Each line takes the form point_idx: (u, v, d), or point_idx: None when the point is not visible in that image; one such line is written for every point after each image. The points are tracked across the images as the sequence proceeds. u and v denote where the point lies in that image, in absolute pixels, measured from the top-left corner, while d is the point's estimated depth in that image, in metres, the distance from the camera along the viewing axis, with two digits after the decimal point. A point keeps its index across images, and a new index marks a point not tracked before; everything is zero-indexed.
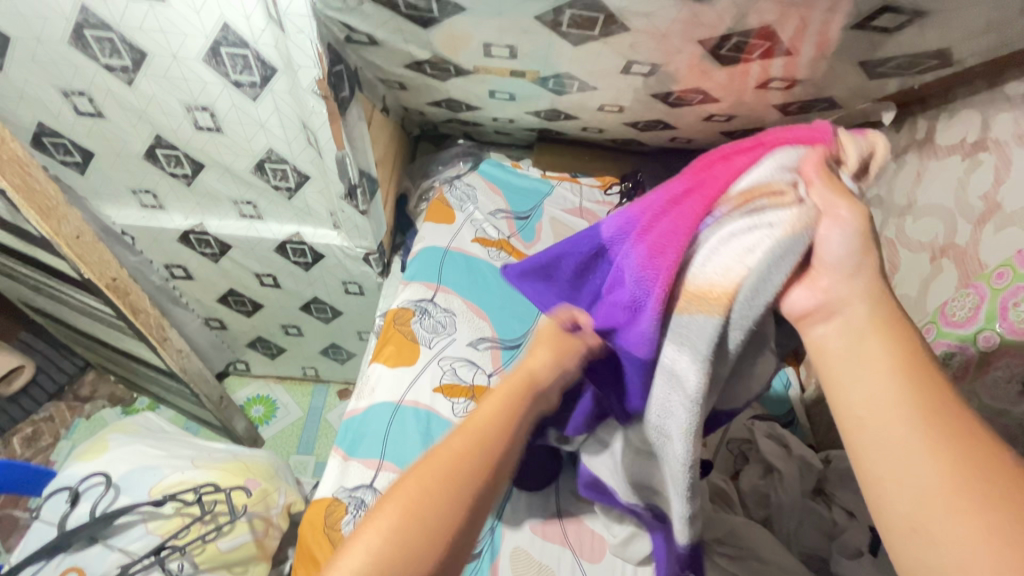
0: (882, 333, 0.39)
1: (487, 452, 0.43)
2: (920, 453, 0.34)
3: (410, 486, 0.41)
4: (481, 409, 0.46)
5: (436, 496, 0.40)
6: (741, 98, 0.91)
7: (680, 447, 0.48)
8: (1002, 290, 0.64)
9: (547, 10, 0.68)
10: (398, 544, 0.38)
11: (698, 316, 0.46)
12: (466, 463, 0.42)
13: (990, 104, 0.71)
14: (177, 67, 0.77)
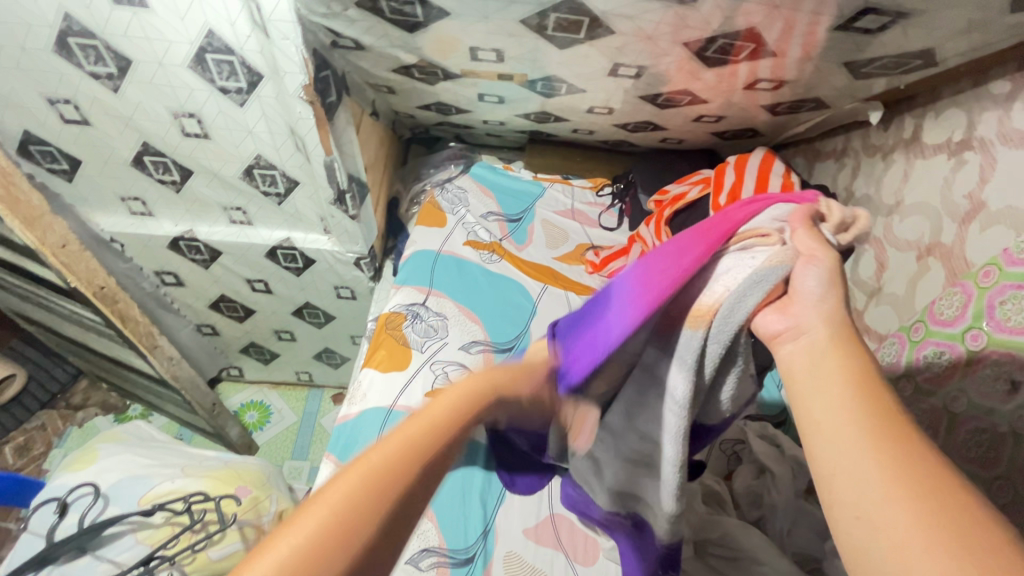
0: (835, 354, 0.39)
1: (420, 473, 0.33)
2: (861, 453, 0.34)
3: (349, 482, 0.31)
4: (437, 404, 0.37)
5: (354, 516, 0.30)
6: (729, 98, 0.91)
7: (668, 449, 0.48)
8: (988, 289, 0.64)
9: (532, 14, 0.68)
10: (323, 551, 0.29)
11: (682, 329, 0.46)
12: (419, 468, 0.33)
13: (975, 103, 0.71)
14: (163, 74, 0.77)
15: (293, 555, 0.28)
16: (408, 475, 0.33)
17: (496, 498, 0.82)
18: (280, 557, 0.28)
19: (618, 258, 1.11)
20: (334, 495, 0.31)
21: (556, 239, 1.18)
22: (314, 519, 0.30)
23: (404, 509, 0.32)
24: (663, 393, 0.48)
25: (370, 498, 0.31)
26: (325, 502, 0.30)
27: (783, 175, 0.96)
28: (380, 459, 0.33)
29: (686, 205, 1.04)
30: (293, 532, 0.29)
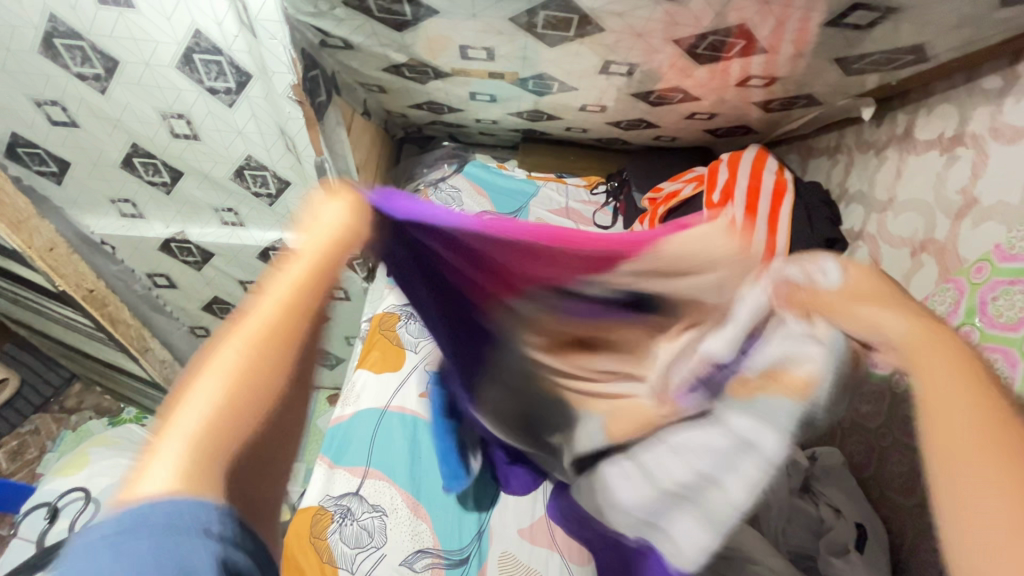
0: (949, 351, 0.31)
1: (309, 314, 0.31)
2: (1009, 498, 0.26)
3: (214, 381, 0.27)
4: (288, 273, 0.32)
5: (259, 368, 0.28)
6: (722, 96, 0.91)
7: (739, 495, 0.33)
8: (980, 285, 0.64)
9: (521, 12, 0.68)
10: (212, 446, 0.26)
11: (775, 398, 0.34)
12: (287, 343, 0.30)
13: (967, 99, 0.71)
14: (150, 75, 0.76)
15: (204, 423, 0.26)
16: (307, 312, 0.31)
17: (490, 499, 0.81)
18: (186, 428, 0.26)
19: None
20: (227, 360, 0.28)
21: None
22: (215, 384, 0.27)
23: (309, 344, 0.31)
24: (717, 484, 0.34)
25: (274, 350, 0.29)
26: (217, 366, 0.28)
27: (776, 173, 0.96)
28: (268, 313, 0.30)
29: (679, 204, 1.04)
30: (191, 404, 0.26)
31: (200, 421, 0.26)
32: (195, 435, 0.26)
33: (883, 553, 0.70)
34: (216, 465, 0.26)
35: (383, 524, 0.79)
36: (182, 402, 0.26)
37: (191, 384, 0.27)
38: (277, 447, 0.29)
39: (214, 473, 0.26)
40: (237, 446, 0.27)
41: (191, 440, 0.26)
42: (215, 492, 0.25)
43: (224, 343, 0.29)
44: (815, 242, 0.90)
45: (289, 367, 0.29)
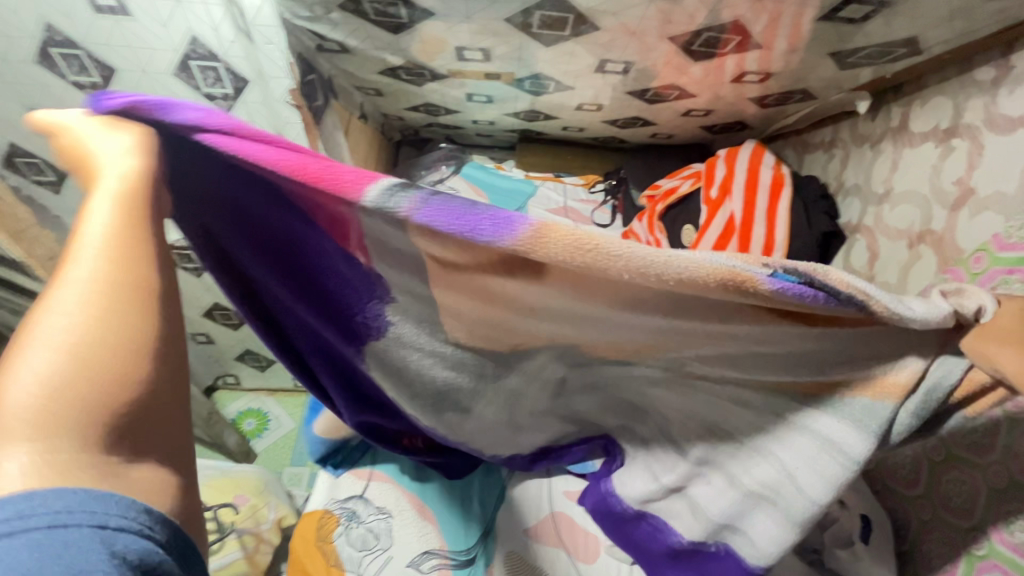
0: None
1: (144, 272, 0.31)
2: None
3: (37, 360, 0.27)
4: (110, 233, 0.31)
5: (98, 335, 0.28)
6: (718, 92, 0.91)
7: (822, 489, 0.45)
8: (979, 275, 0.64)
9: (516, 12, 0.68)
10: (67, 423, 0.26)
11: (872, 400, 0.41)
12: (116, 306, 0.29)
13: (960, 90, 0.71)
14: (148, 82, 0.77)
15: (50, 399, 0.26)
16: (144, 265, 0.31)
17: (497, 498, 0.81)
18: (28, 408, 0.26)
19: None
20: (57, 338, 0.27)
21: None
22: (46, 360, 0.27)
23: (159, 295, 0.31)
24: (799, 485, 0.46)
25: (113, 312, 0.29)
26: (46, 345, 0.27)
27: (773, 168, 0.95)
28: (93, 280, 0.29)
29: (678, 200, 1.05)
30: (26, 384, 0.26)
31: (43, 396, 0.26)
32: (40, 411, 0.26)
33: (887, 544, 0.70)
34: (77, 434, 0.27)
35: (389, 527, 0.79)
36: (10, 387, 0.26)
37: (20, 361, 0.27)
38: (160, 403, 0.30)
39: (79, 441, 0.26)
40: (99, 415, 0.27)
41: (34, 418, 0.26)
42: (84, 454, 0.26)
43: (50, 321, 0.28)
44: (812, 237, 0.90)
45: (139, 328, 0.29)
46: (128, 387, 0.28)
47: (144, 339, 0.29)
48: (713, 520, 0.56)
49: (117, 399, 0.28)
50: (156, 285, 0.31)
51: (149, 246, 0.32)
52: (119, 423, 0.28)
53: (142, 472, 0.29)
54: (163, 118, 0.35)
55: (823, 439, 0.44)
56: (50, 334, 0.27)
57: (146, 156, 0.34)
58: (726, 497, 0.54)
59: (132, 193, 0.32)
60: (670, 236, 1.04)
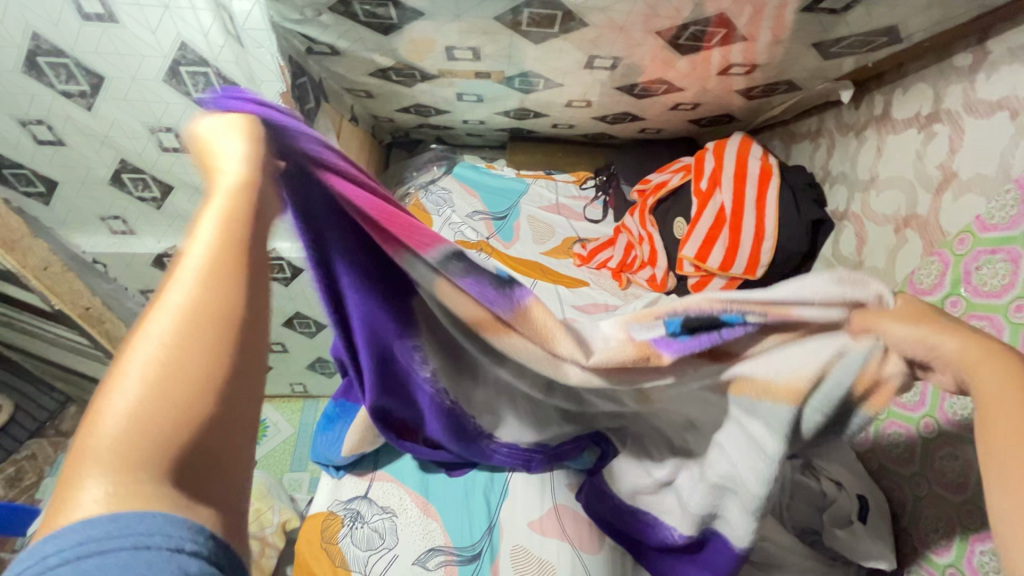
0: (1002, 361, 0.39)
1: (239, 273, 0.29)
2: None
3: (134, 368, 0.25)
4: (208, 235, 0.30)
5: (181, 353, 0.26)
6: (704, 85, 0.92)
7: (758, 490, 0.50)
8: (963, 255, 0.66)
9: (505, 10, 0.69)
10: (151, 432, 0.24)
11: (771, 402, 0.46)
12: (204, 306, 0.27)
13: (940, 77, 0.73)
14: (137, 89, 0.76)
15: (132, 422, 0.24)
16: (227, 277, 0.29)
17: (499, 492, 0.81)
18: (110, 435, 0.24)
19: (605, 250, 1.14)
20: (142, 358, 0.26)
21: (541, 235, 1.19)
22: (144, 369, 0.25)
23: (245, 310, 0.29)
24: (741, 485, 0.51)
25: (196, 329, 0.27)
26: (133, 366, 0.25)
27: (761, 158, 0.97)
28: (184, 295, 0.28)
29: (668, 193, 1.06)
30: (114, 408, 0.24)
31: (130, 421, 0.24)
32: (122, 438, 0.24)
33: (883, 520, 0.72)
34: (148, 463, 0.24)
35: (393, 526, 0.80)
36: (102, 410, 0.24)
37: (127, 362, 0.26)
38: (235, 434, 0.27)
39: (148, 471, 0.24)
40: (173, 443, 0.25)
41: (114, 447, 0.24)
42: (157, 487, 0.24)
43: (141, 339, 0.26)
44: (802, 226, 0.92)
45: (218, 343, 0.27)
46: (202, 412, 0.25)
47: (223, 358, 0.27)
48: (694, 514, 0.60)
49: (190, 426, 0.25)
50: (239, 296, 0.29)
51: (238, 256, 0.30)
52: (193, 454, 0.25)
53: (212, 506, 0.25)
54: (281, 129, 0.40)
55: (751, 434, 0.49)
56: (139, 354, 0.26)
57: (249, 169, 0.34)
58: (701, 491, 0.57)
59: (229, 208, 0.32)
60: (662, 228, 1.05)
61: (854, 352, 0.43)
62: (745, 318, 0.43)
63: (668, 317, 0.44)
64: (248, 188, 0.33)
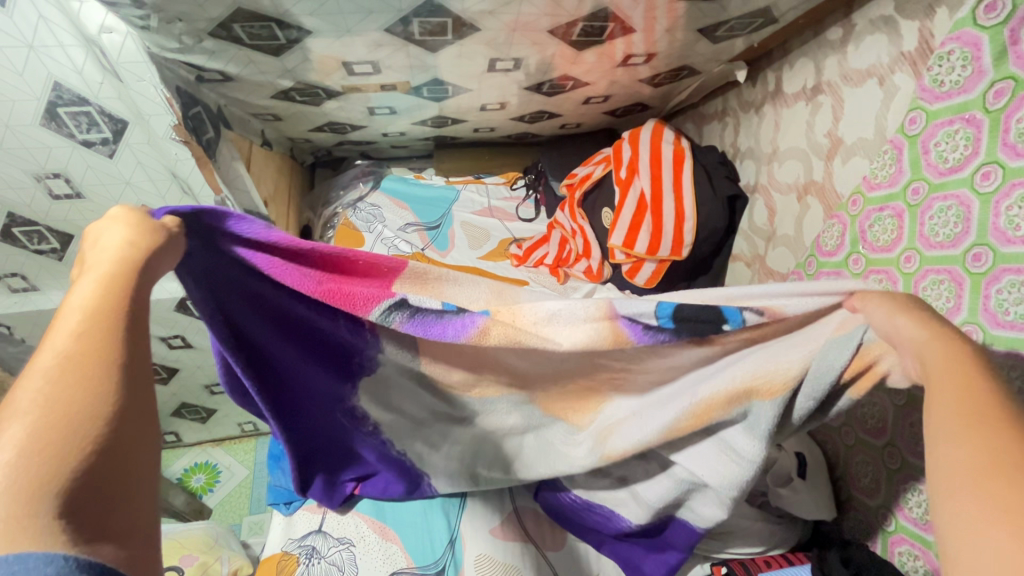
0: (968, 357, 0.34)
1: (125, 324, 0.30)
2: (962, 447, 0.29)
3: (18, 417, 0.25)
4: (91, 294, 0.31)
5: (72, 392, 0.26)
6: (611, 77, 0.95)
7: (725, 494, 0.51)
8: (857, 215, 0.71)
9: (393, 22, 0.68)
10: (29, 475, 0.24)
11: (760, 403, 0.45)
12: (97, 350, 0.28)
13: (818, 50, 0.78)
14: (12, 137, 0.70)
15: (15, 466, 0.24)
16: (116, 317, 0.30)
17: (457, 505, 0.80)
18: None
19: (540, 248, 1.14)
20: (30, 400, 0.26)
21: (476, 239, 1.19)
22: (24, 421, 0.25)
23: (134, 344, 0.30)
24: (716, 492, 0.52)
25: (86, 368, 0.27)
26: (20, 408, 0.25)
27: (673, 142, 1.00)
28: (68, 340, 0.28)
29: (593, 185, 1.08)
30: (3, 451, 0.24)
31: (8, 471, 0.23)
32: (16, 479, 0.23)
33: (822, 477, 0.75)
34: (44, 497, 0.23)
35: (351, 555, 0.77)
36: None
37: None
38: (141, 462, 0.27)
39: (46, 504, 0.23)
40: (64, 475, 0.24)
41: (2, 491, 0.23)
42: (54, 524, 0.23)
43: (27, 386, 0.26)
44: (718, 204, 0.95)
45: (108, 374, 0.28)
46: (95, 442, 0.26)
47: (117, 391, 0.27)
48: (651, 505, 0.62)
49: (82, 458, 0.25)
50: (128, 335, 0.30)
51: (126, 300, 0.31)
52: (87, 489, 0.25)
53: (111, 545, 0.24)
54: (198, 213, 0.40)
55: (728, 442, 0.49)
56: (25, 397, 0.26)
57: (138, 234, 0.35)
58: (662, 486, 0.60)
59: (116, 265, 0.33)
60: (591, 219, 1.07)
61: (841, 339, 0.42)
62: (744, 318, 0.43)
63: (663, 300, 0.44)
64: (136, 242, 0.34)
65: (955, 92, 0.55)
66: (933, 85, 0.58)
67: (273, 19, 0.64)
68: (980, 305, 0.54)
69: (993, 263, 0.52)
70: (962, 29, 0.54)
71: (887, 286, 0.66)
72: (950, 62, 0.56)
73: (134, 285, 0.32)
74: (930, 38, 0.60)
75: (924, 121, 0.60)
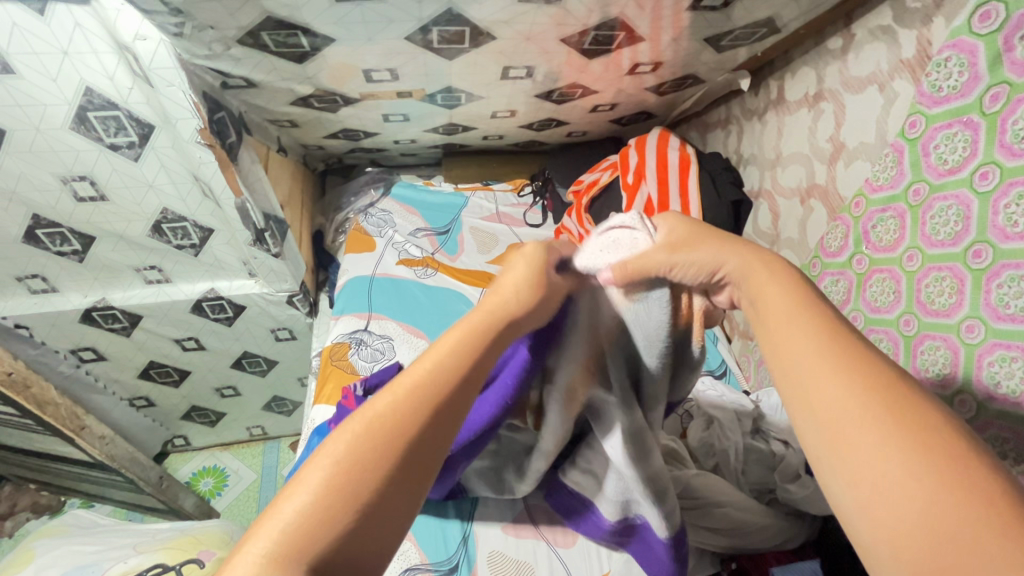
0: (778, 271, 0.41)
1: (435, 397, 0.35)
2: (873, 441, 0.30)
3: (338, 448, 0.32)
4: (428, 359, 0.37)
5: (370, 446, 0.32)
6: (619, 86, 0.98)
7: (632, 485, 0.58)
8: (861, 217, 0.73)
9: (413, 30, 0.71)
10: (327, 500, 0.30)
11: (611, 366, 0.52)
12: (404, 414, 0.34)
13: (819, 59, 0.81)
14: (43, 140, 0.73)
15: (318, 493, 0.30)
16: (435, 388, 0.36)
17: (470, 503, 0.82)
18: (284, 522, 0.29)
19: None
20: (338, 445, 0.32)
21: (485, 244, 1.21)
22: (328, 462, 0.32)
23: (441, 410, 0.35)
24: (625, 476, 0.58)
25: (389, 424, 0.33)
26: (334, 447, 0.32)
27: (679, 149, 1.04)
28: (389, 402, 0.34)
29: (600, 191, 1.11)
30: (306, 482, 0.31)
31: (314, 496, 0.30)
32: (293, 529, 0.29)
33: None
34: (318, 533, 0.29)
35: None
36: (288, 495, 0.30)
37: (308, 465, 0.32)
38: (376, 548, 0.30)
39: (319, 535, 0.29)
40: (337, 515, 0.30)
41: (283, 532, 0.29)
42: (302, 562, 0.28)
43: (353, 421, 0.34)
44: (723, 208, 0.97)
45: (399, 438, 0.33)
46: (368, 489, 0.31)
47: (386, 479, 0.32)
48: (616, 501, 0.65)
49: (355, 508, 0.30)
50: (439, 409, 0.35)
51: (452, 377, 0.37)
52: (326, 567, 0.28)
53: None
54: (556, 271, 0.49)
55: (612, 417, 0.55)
56: (342, 433, 0.33)
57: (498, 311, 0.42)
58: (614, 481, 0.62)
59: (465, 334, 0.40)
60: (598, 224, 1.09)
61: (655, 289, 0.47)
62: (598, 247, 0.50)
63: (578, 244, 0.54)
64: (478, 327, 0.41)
65: (954, 96, 0.58)
66: (932, 90, 0.60)
67: (299, 27, 0.67)
68: (981, 300, 0.56)
69: (993, 259, 0.54)
70: (959, 37, 0.57)
71: (891, 285, 0.68)
72: (948, 68, 0.58)
73: (465, 358, 0.38)
74: (927, 46, 0.63)
75: (924, 125, 0.62)
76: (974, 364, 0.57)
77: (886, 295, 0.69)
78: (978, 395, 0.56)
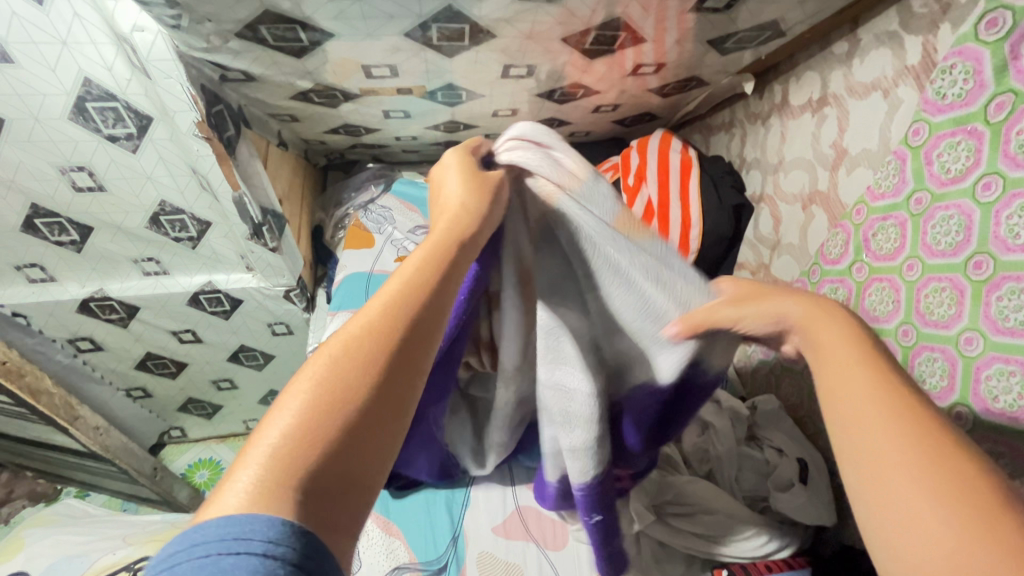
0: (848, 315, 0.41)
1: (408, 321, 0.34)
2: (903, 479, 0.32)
3: (317, 365, 0.31)
4: (394, 282, 0.36)
5: (349, 364, 0.31)
6: (621, 87, 0.97)
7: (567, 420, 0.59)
8: (861, 224, 0.72)
9: (413, 27, 0.70)
10: (310, 423, 0.28)
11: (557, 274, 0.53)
12: (379, 330, 0.33)
13: (824, 64, 0.80)
14: (42, 130, 0.72)
15: (299, 412, 0.28)
16: (405, 305, 0.34)
17: (461, 502, 0.82)
18: (270, 445, 0.27)
19: None
20: (315, 365, 0.31)
21: None
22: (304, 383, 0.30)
23: (413, 331, 0.34)
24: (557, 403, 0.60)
25: (361, 345, 0.32)
26: (309, 371, 0.30)
27: (681, 151, 1.03)
28: (358, 321, 0.33)
29: None
30: (287, 406, 0.29)
31: (294, 420, 0.28)
32: (279, 453, 0.27)
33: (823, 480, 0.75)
34: (298, 466, 0.27)
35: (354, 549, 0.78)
36: (270, 418, 0.28)
37: (286, 392, 0.30)
38: (368, 467, 0.29)
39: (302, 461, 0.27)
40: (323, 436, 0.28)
41: (270, 456, 0.27)
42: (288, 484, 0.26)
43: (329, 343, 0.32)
44: (723, 212, 0.96)
45: (371, 355, 0.31)
46: (351, 410, 0.29)
47: (371, 397, 0.30)
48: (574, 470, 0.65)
49: (339, 425, 0.29)
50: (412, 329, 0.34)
51: (419, 296, 0.36)
52: (314, 488, 0.27)
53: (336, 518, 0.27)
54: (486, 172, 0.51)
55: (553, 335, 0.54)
56: (316, 358, 0.31)
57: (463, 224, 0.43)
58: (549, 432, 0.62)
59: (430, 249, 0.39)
60: None
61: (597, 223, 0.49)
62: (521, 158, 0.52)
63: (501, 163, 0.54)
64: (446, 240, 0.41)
65: (958, 104, 0.57)
66: (937, 98, 0.59)
67: (298, 22, 0.66)
68: (981, 312, 0.55)
69: (994, 271, 0.53)
70: (964, 44, 0.56)
71: (890, 294, 0.67)
72: (953, 76, 0.57)
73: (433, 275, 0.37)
74: (933, 52, 0.62)
75: (927, 133, 0.61)
76: (971, 377, 0.56)
77: (885, 305, 0.68)
78: (975, 409, 0.56)
